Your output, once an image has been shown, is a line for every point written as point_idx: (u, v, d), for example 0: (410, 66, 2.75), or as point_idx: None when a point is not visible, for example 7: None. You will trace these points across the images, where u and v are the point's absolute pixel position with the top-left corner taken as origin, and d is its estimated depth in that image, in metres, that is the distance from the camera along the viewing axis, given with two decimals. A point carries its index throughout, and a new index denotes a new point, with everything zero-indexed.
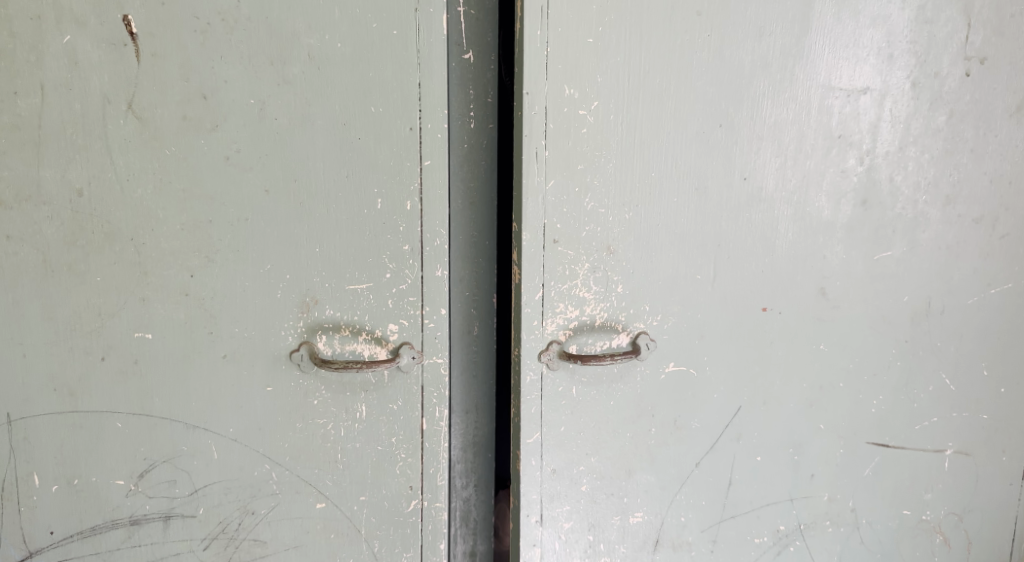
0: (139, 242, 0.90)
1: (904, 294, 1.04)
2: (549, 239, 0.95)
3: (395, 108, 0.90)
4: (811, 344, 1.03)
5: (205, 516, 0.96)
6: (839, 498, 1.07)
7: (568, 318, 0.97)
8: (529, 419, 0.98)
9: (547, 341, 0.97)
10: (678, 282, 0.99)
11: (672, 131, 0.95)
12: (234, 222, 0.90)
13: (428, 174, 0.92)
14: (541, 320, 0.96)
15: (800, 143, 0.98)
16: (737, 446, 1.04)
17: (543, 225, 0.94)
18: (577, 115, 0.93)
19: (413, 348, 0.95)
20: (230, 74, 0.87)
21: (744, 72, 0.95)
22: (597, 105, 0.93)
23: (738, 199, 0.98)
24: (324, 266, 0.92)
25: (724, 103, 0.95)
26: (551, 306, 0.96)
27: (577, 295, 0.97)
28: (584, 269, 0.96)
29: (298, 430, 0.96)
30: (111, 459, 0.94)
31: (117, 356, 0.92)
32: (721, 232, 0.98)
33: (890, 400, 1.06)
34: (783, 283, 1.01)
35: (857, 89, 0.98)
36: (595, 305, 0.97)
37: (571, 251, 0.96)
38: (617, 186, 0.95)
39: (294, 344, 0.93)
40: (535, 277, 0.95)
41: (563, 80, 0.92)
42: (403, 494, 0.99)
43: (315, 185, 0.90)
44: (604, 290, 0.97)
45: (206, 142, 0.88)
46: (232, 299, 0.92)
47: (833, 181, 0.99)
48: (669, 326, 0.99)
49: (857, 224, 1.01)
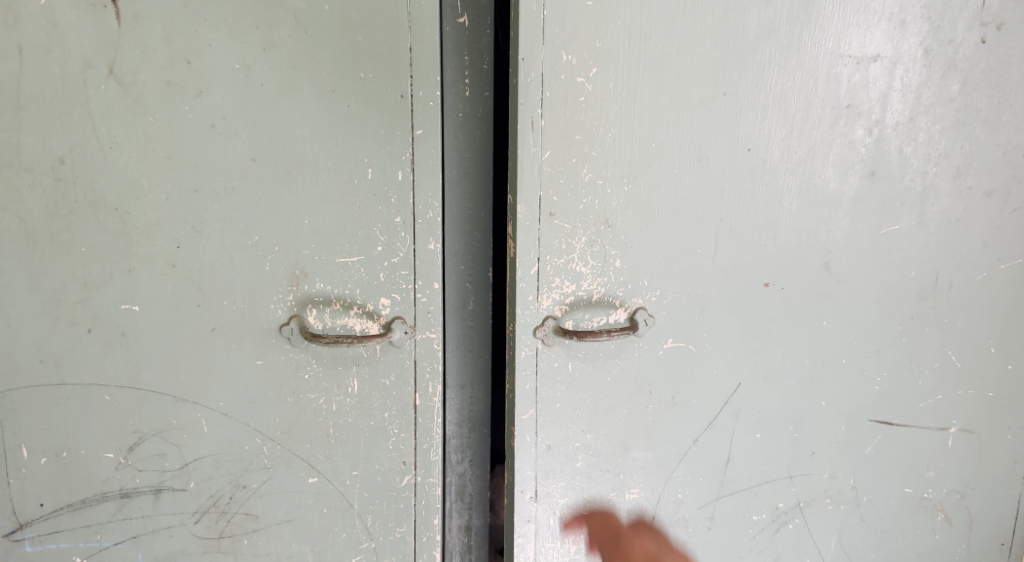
0: (124, 211, 0.89)
1: (912, 269, 1.01)
2: (545, 213, 0.93)
3: (385, 74, 0.87)
4: (813, 320, 1.00)
5: (195, 490, 0.97)
6: (839, 476, 1.05)
7: (564, 293, 0.95)
8: (524, 395, 0.97)
9: (543, 316, 0.95)
10: (678, 257, 0.96)
11: (674, 99, 0.92)
12: (221, 191, 0.89)
13: (420, 144, 0.89)
14: (536, 294, 0.94)
15: (807, 112, 0.94)
16: (735, 423, 1.02)
17: (539, 197, 0.92)
18: (574, 83, 0.90)
19: (406, 323, 0.93)
20: (215, 38, 0.86)
21: (750, 38, 0.91)
22: (597, 71, 0.90)
23: (742, 170, 0.95)
24: (313, 238, 0.91)
25: (729, 70, 0.92)
26: (547, 281, 0.94)
27: (574, 270, 0.94)
28: (581, 244, 0.94)
29: (289, 404, 0.95)
30: (100, 432, 0.94)
31: (103, 327, 0.92)
32: (724, 205, 0.96)
33: (894, 377, 1.04)
34: (785, 256, 0.98)
35: (867, 56, 0.94)
36: (592, 279, 0.95)
37: (568, 225, 0.93)
38: (617, 157, 0.92)
39: (284, 319, 0.93)
40: (530, 251, 0.93)
41: (560, 45, 0.89)
42: (396, 470, 0.98)
43: (303, 155, 0.89)
44: (601, 265, 0.95)
45: (191, 108, 0.87)
46: (220, 270, 0.91)
47: (840, 151, 0.96)
48: (667, 302, 0.97)
49: (865, 197, 0.98)
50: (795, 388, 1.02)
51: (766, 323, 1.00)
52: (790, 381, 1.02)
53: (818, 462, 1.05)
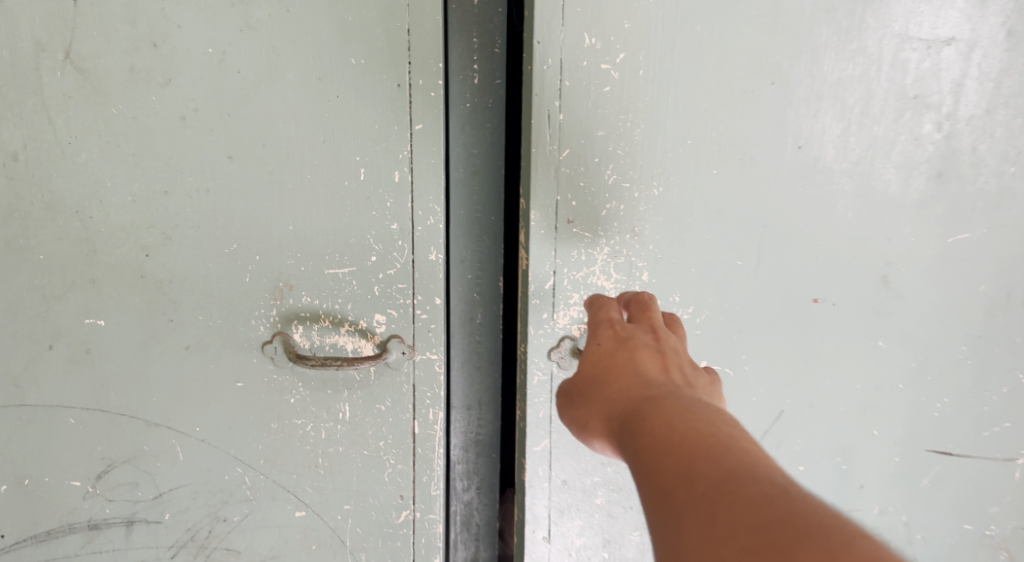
0: (86, 215, 0.79)
1: (982, 283, 0.85)
2: (562, 220, 0.81)
3: (379, 60, 0.76)
4: (865, 340, 0.86)
5: (171, 522, 0.87)
6: (890, 511, 0.91)
7: (583, 311, 0.83)
8: (536, 424, 0.86)
9: (560, 336, 0.84)
10: (713, 268, 0.83)
11: (713, 88, 0.79)
12: (194, 193, 0.78)
13: (419, 140, 0.78)
14: (551, 312, 0.83)
15: (869, 105, 0.80)
16: (774, 455, 0.89)
17: (555, 202, 0.81)
18: (598, 70, 0.78)
19: (404, 342, 0.83)
20: (184, 17, 0.74)
21: (804, 18, 0.78)
22: (625, 56, 0.78)
23: (790, 170, 0.81)
24: (299, 246, 0.80)
25: (778, 55, 0.78)
26: (563, 296, 0.83)
27: (595, 284, 0.83)
28: (603, 254, 0.82)
29: (273, 431, 0.85)
30: (65, 458, 0.85)
31: (66, 344, 0.82)
32: (769, 209, 0.82)
33: (956, 404, 0.88)
34: (840, 268, 0.84)
35: (940, 39, 0.79)
36: (615, 295, 0.83)
37: (587, 234, 0.81)
38: (645, 155, 0.80)
39: (267, 336, 0.82)
40: (544, 263, 0.82)
41: (583, 26, 0.77)
42: (393, 504, 0.88)
43: (287, 152, 0.78)
44: (626, 278, 0.83)
45: (159, 98, 0.76)
46: (194, 282, 0.81)
47: (903, 150, 0.81)
48: (701, 320, 0.85)
49: (931, 201, 0.83)
50: (846, 417, 0.88)
51: (814, 344, 0.86)
52: (841, 410, 0.88)
53: (866, 496, 0.90)
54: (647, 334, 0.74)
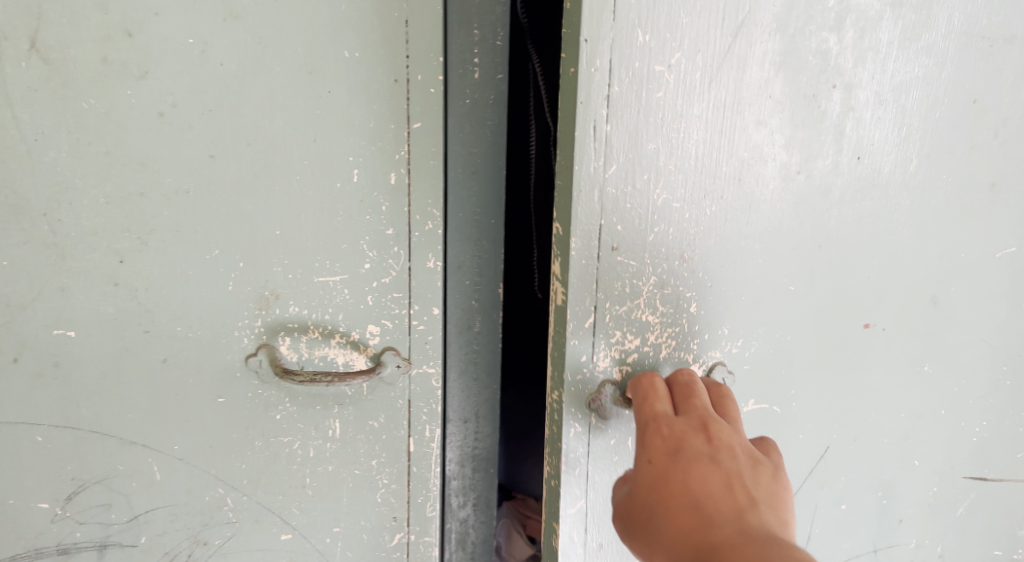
0: (54, 218, 0.72)
1: None
2: (605, 244, 0.68)
3: (375, 52, 0.71)
4: (914, 366, 0.80)
5: (147, 546, 0.81)
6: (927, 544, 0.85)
7: (625, 350, 0.71)
8: (571, 481, 0.71)
9: (599, 381, 0.71)
10: (764, 296, 0.73)
11: (772, 97, 0.68)
12: (172, 195, 0.72)
13: (417, 140, 0.73)
14: (590, 353, 0.70)
15: (929, 111, 0.73)
16: (819, 495, 0.80)
17: (598, 226, 0.68)
18: (649, 73, 0.65)
19: (399, 355, 0.78)
20: (162, 4, 0.68)
21: (872, 13, 0.69)
22: (686, 27, 0.65)
23: (850, 191, 0.73)
24: (286, 252, 0.74)
25: (846, 56, 0.69)
26: (604, 334, 0.70)
27: (638, 319, 0.71)
28: (650, 284, 0.70)
29: (258, 449, 0.80)
30: (32, 479, 0.79)
31: (32, 357, 0.76)
32: (829, 231, 0.73)
33: (993, 426, 0.84)
34: (892, 287, 0.77)
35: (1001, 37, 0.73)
36: (661, 331, 0.71)
37: (632, 261, 0.69)
38: (699, 172, 0.68)
39: (251, 348, 0.77)
40: (584, 297, 0.69)
41: (636, 19, 0.65)
42: (386, 526, 0.83)
43: (273, 152, 0.72)
44: (673, 311, 0.71)
45: (134, 92, 0.70)
46: (173, 291, 0.75)
47: (965, 158, 0.75)
48: (750, 354, 0.74)
49: (984, 213, 0.77)
50: (889, 447, 0.81)
51: (860, 376, 0.78)
52: (885, 442, 0.81)
53: (905, 530, 0.84)
54: (699, 435, 0.66)
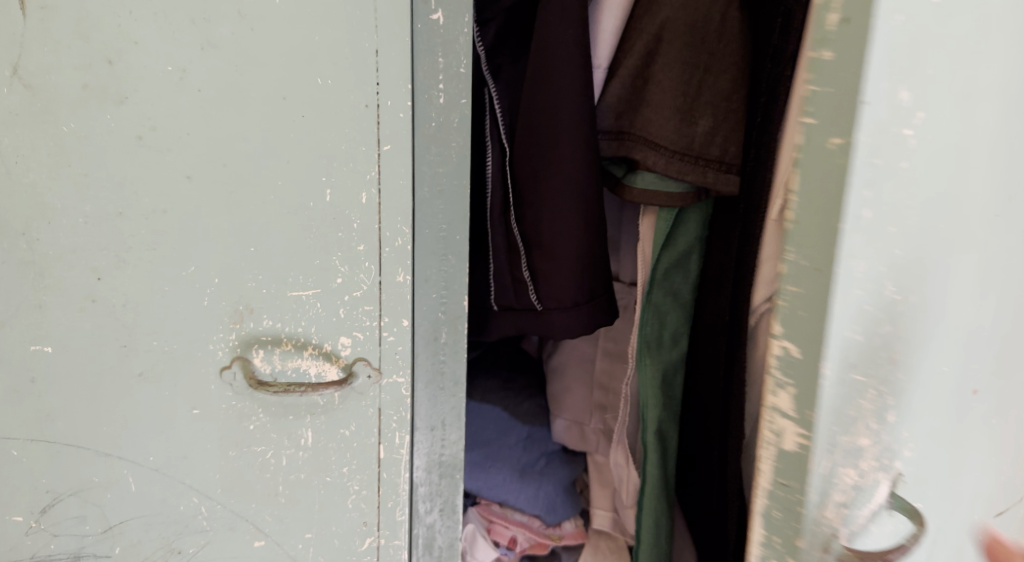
0: (33, 237, 0.75)
1: None
2: (844, 367, 0.59)
3: (346, 80, 0.75)
4: None
5: (122, 555, 0.84)
6: None
7: (854, 478, 0.62)
8: None
9: (826, 535, 0.62)
10: (929, 380, 0.62)
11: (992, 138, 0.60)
12: (150, 215, 0.75)
13: (387, 162, 0.77)
14: (820, 503, 0.61)
15: None
16: None
17: (840, 355, 0.58)
18: (901, 135, 0.56)
19: (370, 365, 0.82)
20: (141, 33, 0.72)
21: None
22: (926, 115, 0.56)
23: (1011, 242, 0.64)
24: (261, 268, 0.78)
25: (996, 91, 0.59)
26: (826, 475, 0.61)
27: (848, 445, 0.61)
28: (871, 401, 0.61)
29: (232, 458, 0.83)
30: (8, 492, 0.81)
31: (9, 373, 0.78)
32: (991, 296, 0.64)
33: None
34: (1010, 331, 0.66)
35: None
36: (869, 456, 0.62)
37: (869, 375, 0.60)
38: (919, 252, 0.59)
39: (226, 361, 0.80)
40: (788, 444, 0.60)
41: (903, 76, 0.55)
42: (356, 530, 0.87)
43: (249, 173, 0.75)
44: (879, 430, 0.61)
45: (113, 116, 0.73)
46: (150, 307, 0.77)
47: None
48: (925, 459, 0.64)
49: None
50: None
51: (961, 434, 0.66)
52: None
53: None
54: None
